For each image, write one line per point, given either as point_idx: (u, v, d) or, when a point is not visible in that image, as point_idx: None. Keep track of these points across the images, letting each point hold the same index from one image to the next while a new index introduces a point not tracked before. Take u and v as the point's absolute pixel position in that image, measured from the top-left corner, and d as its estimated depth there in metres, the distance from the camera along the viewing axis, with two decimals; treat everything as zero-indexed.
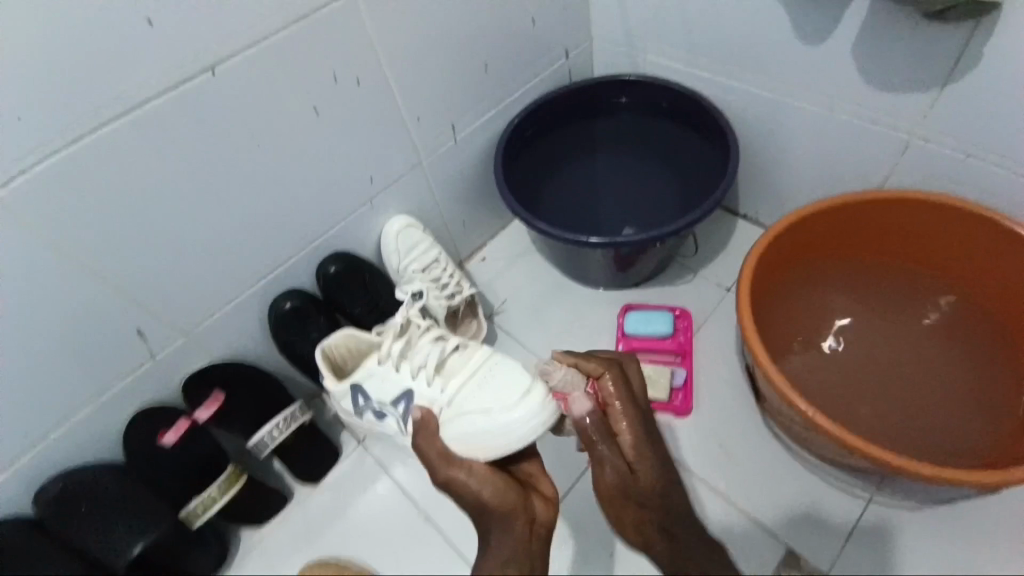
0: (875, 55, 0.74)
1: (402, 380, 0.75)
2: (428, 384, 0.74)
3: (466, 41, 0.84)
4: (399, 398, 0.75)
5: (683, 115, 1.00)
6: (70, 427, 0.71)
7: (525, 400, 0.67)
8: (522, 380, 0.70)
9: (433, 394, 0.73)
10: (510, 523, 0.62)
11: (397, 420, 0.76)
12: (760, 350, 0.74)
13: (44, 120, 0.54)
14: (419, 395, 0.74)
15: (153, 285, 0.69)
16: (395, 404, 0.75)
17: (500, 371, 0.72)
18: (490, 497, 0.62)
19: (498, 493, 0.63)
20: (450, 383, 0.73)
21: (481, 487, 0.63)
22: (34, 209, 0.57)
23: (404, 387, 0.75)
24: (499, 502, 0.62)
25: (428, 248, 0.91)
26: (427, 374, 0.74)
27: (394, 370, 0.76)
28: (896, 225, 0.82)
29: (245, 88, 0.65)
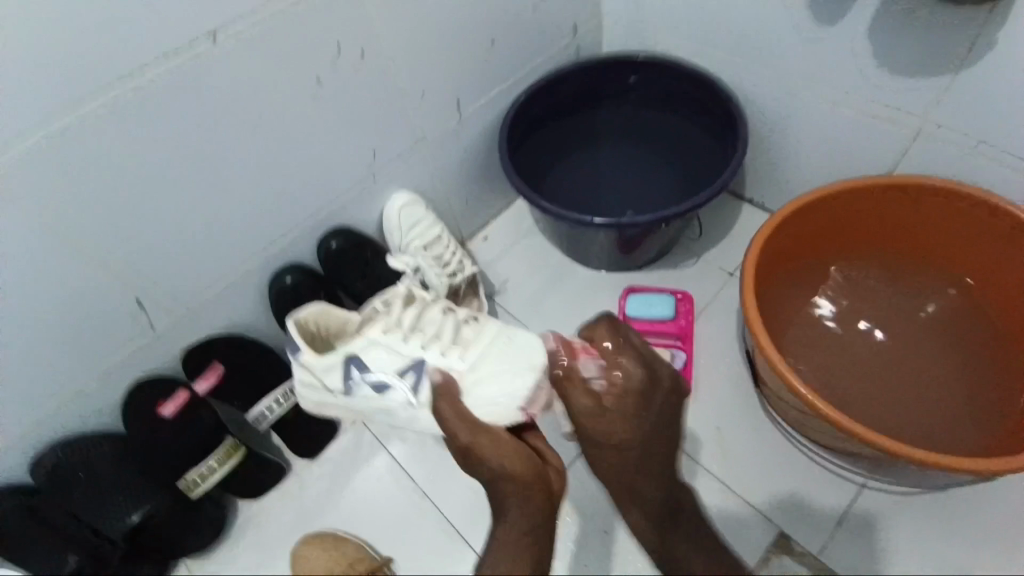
0: (898, 38, 0.72)
1: (412, 350, 0.74)
2: (442, 353, 0.74)
3: (473, 13, 0.82)
4: (408, 369, 0.73)
5: (691, 94, 0.98)
6: (67, 395, 0.71)
7: None
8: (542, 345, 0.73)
9: (450, 362, 0.73)
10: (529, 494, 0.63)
11: (404, 390, 0.73)
12: (763, 333, 0.74)
13: (39, 81, 0.53)
14: (431, 363, 0.73)
15: (153, 254, 0.69)
16: (403, 374, 0.73)
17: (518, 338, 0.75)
18: (513, 466, 0.64)
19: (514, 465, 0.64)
20: (468, 352, 0.73)
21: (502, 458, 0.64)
22: (31, 173, 0.56)
23: (414, 356, 0.74)
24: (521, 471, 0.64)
25: (428, 224, 0.90)
26: (441, 344, 0.74)
27: (401, 340, 0.74)
28: (906, 212, 0.82)
29: (250, 55, 0.64)
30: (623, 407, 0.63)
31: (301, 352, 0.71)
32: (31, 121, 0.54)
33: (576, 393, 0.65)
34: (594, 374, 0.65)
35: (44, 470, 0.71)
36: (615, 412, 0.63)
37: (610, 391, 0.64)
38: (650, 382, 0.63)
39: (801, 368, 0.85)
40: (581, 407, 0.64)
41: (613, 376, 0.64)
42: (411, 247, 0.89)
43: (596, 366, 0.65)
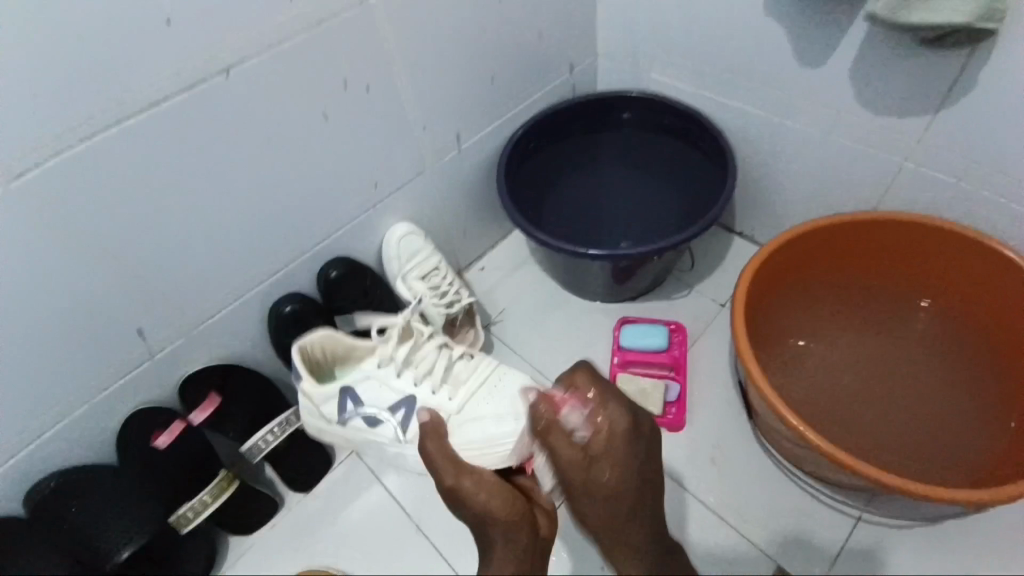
0: (879, 82, 0.76)
1: (405, 387, 0.77)
2: (433, 392, 0.76)
3: (474, 52, 0.85)
4: (400, 404, 0.76)
5: (683, 130, 1.01)
6: (63, 425, 0.70)
7: None
8: (533, 394, 0.75)
9: (440, 402, 0.76)
10: (513, 534, 0.67)
11: (394, 426, 0.76)
12: (755, 366, 0.75)
13: (55, 117, 0.54)
14: (422, 402, 0.76)
15: (157, 283, 0.69)
16: (394, 410, 0.76)
17: (512, 384, 0.76)
18: (497, 508, 0.67)
19: (498, 505, 0.67)
20: (459, 394, 0.76)
21: (487, 500, 0.67)
22: (42, 205, 0.57)
23: (406, 392, 0.77)
24: (505, 512, 0.67)
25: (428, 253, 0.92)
26: (434, 381, 0.76)
27: (394, 375, 0.77)
28: (890, 248, 0.84)
29: (259, 90, 0.66)
30: (611, 452, 0.63)
31: (302, 381, 0.75)
32: (41, 150, 0.55)
33: (558, 441, 0.63)
34: (578, 425, 0.63)
35: (35, 499, 0.71)
36: (604, 456, 0.63)
37: (591, 443, 0.63)
38: (626, 432, 0.63)
39: (794, 400, 0.86)
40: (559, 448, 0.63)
41: (601, 425, 0.62)
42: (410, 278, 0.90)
43: (579, 416, 0.63)
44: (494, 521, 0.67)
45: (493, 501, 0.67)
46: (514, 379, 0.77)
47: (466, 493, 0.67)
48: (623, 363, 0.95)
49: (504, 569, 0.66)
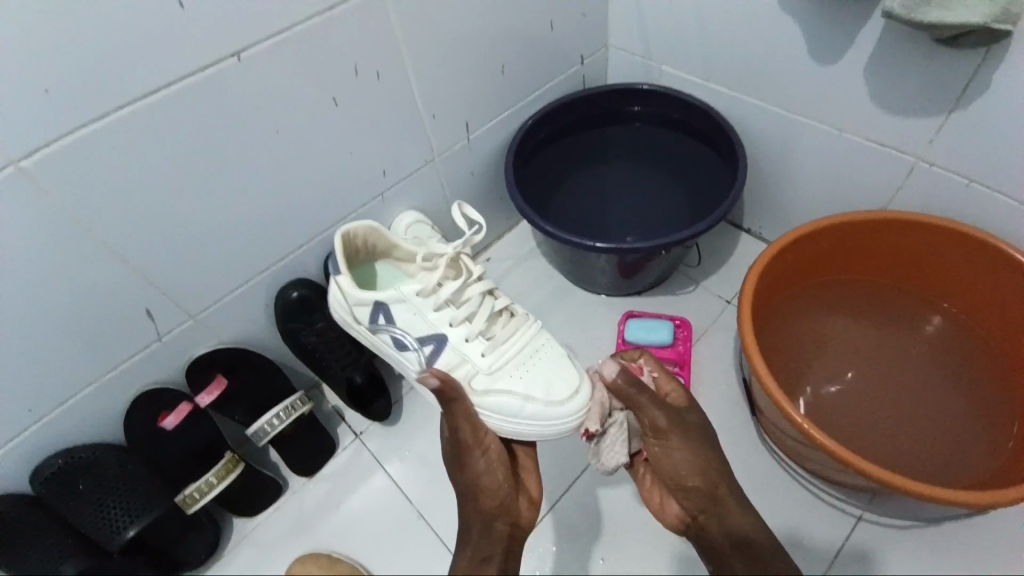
0: (893, 81, 0.75)
1: (440, 323, 0.77)
2: (466, 340, 0.76)
3: (485, 42, 0.85)
4: (429, 339, 0.76)
5: (694, 125, 1.00)
6: (73, 404, 0.71)
7: (572, 401, 0.73)
8: (568, 381, 0.74)
9: (471, 352, 0.76)
10: (491, 523, 0.68)
11: (420, 357, 0.77)
12: (760, 361, 0.75)
13: (69, 99, 0.54)
14: (452, 345, 0.76)
15: (167, 266, 0.70)
16: (423, 343, 0.77)
17: (552, 352, 0.77)
18: (485, 483, 0.69)
19: (495, 489, 0.69)
20: (494, 352, 0.75)
21: (495, 479, 0.69)
22: (56, 186, 0.57)
23: (439, 329, 0.76)
24: (504, 494, 0.69)
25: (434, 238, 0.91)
26: (470, 329, 0.76)
27: (432, 308, 0.77)
28: (898, 247, 0.84)
29: (271, 75, 0.66)
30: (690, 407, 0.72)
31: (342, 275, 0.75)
32: (53, 129, 0.55)
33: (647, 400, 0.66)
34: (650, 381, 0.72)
35: (44, 475, 0.71)
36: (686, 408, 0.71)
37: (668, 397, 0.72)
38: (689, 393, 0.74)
39: (800, 398, 0.86)
40: (649, 399, 0.66)
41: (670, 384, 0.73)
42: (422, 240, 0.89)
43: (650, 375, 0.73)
44: (478, 498, 0.69)
45: (492, 480, 0.69)
46: (556, 347, 0.78)
47: (473, 466, 0.69)
48: None
49: (479, 555, 0.67)
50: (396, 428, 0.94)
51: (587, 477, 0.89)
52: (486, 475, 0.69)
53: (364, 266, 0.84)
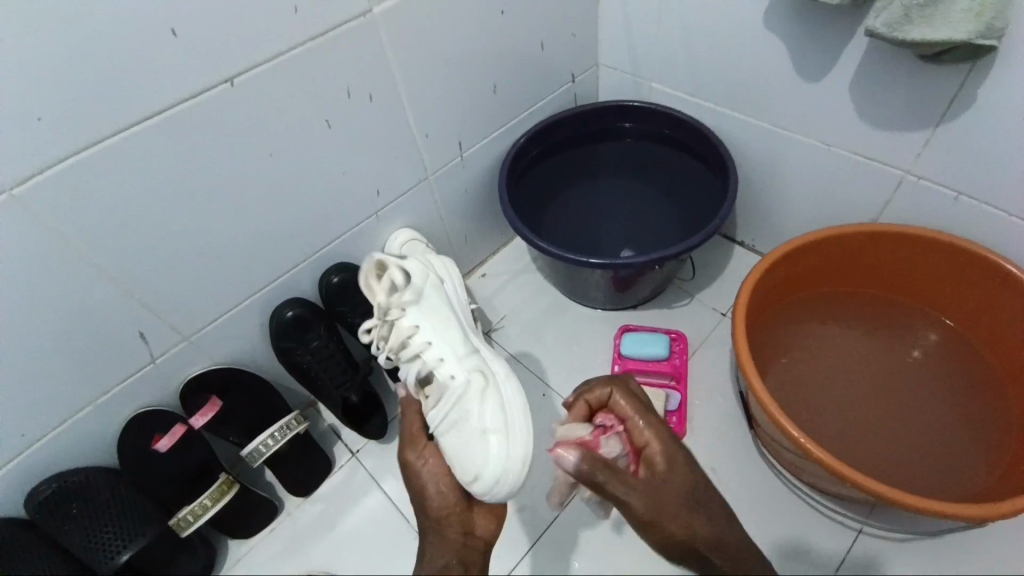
0: (877, 97, 0.76)
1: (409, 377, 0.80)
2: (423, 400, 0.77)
3: (476, 63, 0.86)
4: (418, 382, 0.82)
5: (685, 139, 1.02)
6: (65, 427, 0.71)
7: (475, 485, 0.64)
8: (473, 461, 0.65)
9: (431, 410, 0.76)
10: (443, 529, 0.63)
11: None
12: (755, 375, 0.75)
13: (64, 126, 0.55)
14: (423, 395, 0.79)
15: (161, 288, 0.70)
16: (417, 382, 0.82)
17: (466, 428, 0.68)
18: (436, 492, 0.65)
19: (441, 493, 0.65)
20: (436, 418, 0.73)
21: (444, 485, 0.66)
22: (51, 210, 0.58)
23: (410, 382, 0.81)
24: (453, 499, 0.66)
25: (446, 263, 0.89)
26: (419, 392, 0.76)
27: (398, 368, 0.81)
28: (889, 259, 0.85)
29: (265, 99, 0.67)
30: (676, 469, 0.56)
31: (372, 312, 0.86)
32: (49, 155, 0.55)
33: (617, 486, 0.53)
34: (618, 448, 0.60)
35: (37, 500, 0.70)
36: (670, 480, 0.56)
37: (644, 468, 0.58)
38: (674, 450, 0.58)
39: (796, 411, 0.86)
40: (620, 488, 0.53)
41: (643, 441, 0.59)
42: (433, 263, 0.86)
43: (618, 438, 0.60)
44: (427, 508, 0.65)
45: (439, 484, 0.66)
46: (469, 421, 0.68)
47: (414, 463, 0.67)
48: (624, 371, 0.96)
49: (436, 565, 0.60)
50: (391, 446, 0.94)
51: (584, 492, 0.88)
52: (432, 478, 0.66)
53: None
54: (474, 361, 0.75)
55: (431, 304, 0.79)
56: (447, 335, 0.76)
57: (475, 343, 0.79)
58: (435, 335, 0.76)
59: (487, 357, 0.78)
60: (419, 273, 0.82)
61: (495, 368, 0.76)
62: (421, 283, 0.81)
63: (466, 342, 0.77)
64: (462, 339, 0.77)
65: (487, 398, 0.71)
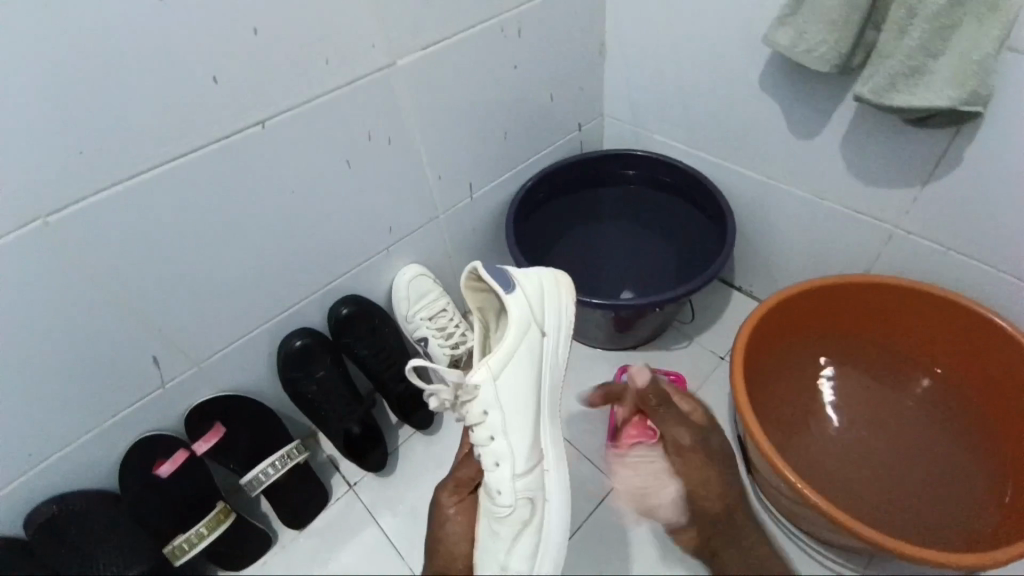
0: (867, 155, 0.81)
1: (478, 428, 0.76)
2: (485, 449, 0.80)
3: (489, 111, 0.91)
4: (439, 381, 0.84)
5: (684, 188, 1.06)
6: (71, 450, 0.71)
7: None
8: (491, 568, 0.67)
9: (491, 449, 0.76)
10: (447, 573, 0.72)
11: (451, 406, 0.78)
12: (750, 417, 0.76)
13: (104, 159, 0.59)
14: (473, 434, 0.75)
15: (177, 314, 0.72)
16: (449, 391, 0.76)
17: (490, 548, 0.68)
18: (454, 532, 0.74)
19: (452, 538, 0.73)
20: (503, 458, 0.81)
21: (460, 548, 0.72)
22: (83, 238, 0.61)
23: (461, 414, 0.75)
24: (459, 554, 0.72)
25: (560, 318, 0.76)
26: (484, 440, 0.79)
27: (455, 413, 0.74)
28: (882, 310, 0.87)
29: (291, 140, 0.70)
30: None
31: (403, 309, 0.94)
32: (86, 187, 0.59)
33: None
34: None
35: (39, 521, 0.71)
36: None
37: None
38: None
39: (793, 458, 0.86)
40: None
41: None
42: (546, 313, 0.74)
43: None
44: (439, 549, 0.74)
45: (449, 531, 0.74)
46: (500, 537, 0.68)
47: (444, 515, 0.75)
48: None
49: None
50: (390, 479, 0.94)
51: (583, 535, 0.88)
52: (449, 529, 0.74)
53: (488, 298, 0.74)
54: (530, 482, 0.70)
55: (512, 382, 0.70)
56: (512, 432, 0.70)
57: (547, 441, 0.73)
58: (503, 423, 0.70)
59: (545, 478, 0.71)
60: (516, 328, 0.70)
61: (548, 492, 0.71)
62: (512, 345, 0.70)
63: (533, 451, 0.71)
64: (529, 442, 0.71)
65: (520, 536, 0.68)
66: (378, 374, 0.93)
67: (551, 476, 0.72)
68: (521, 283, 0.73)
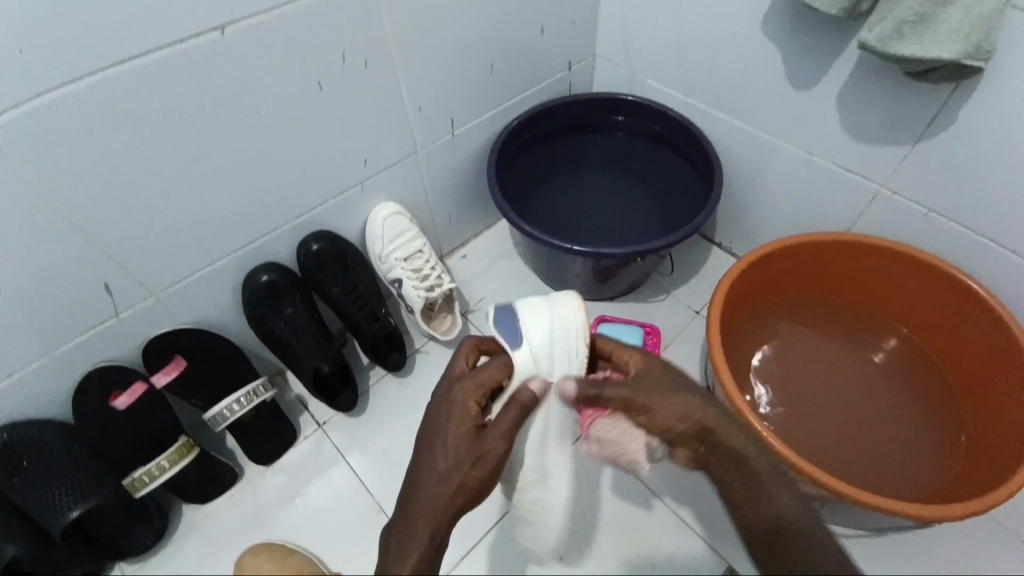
0: (862, 110, 0.79)
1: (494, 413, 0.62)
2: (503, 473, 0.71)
3: (475, 40, 0.85)
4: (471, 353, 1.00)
5: (675, 138, 1.03)
6: (19, 378, 0.67)
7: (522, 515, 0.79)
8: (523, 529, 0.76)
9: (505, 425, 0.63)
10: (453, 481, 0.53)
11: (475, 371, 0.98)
12: (724, 369, 0.77)
13: (42, 59, 0.52)
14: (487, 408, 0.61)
15: (133, 239, 0.67)
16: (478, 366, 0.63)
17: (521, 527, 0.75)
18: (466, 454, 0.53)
19: (465, 467, 0.53)
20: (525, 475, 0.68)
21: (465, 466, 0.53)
22: (20, 148, 0.55)
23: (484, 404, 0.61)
24: (464, 472, 0.53)
25: (574, 365, 0.59)
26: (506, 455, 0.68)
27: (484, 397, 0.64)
28: (860, 270, 0.88)
29: (256, 54, 0.64)
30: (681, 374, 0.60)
31: (377, 249, 0.91)
32: (20, 90, 0.52)
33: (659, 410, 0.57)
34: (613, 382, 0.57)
35: None
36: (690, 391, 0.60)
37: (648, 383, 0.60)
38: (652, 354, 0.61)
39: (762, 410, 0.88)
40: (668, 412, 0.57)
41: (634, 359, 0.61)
42: (557, 360, 0.58)
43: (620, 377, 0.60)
44: (447, 454, 0.54)
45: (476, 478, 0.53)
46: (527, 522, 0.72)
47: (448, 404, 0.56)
48: None
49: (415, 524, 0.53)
50: (360, 420, 0.93)
51: None
52: (461, 462, 0.53)
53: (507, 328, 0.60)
54: (533, 496, 0.67)
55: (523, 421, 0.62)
56: (513, 468, 0.65)
57: (552, 463, 0.66)
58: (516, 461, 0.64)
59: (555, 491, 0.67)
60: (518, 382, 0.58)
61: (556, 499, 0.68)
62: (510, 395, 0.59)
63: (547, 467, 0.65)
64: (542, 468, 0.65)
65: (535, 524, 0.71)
66: (349, 316, 0.90)
67: (552, 490, 0.67)
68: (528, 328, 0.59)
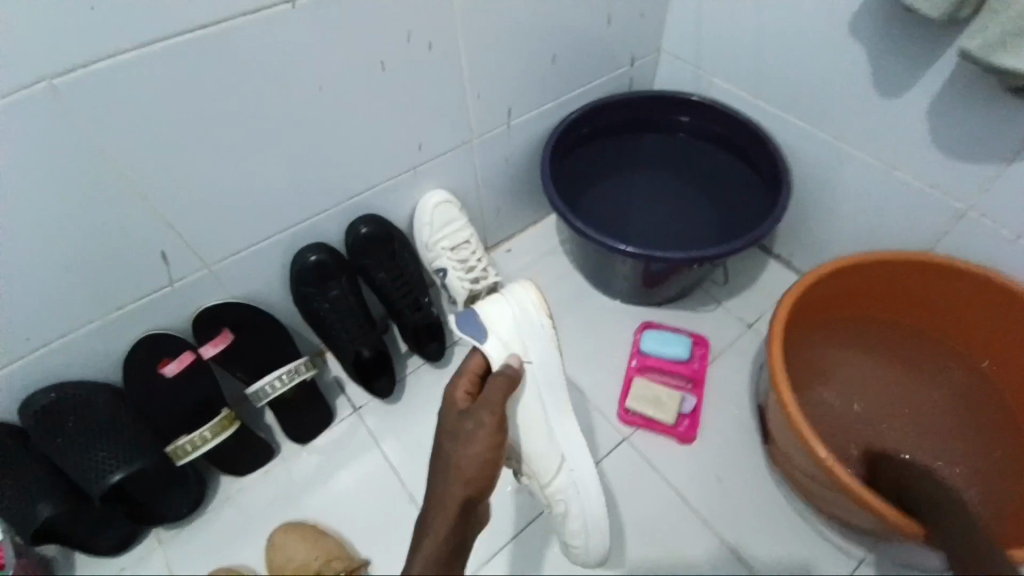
0: (954, 120, 0.73)
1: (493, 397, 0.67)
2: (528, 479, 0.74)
3: (540, 28, 0.82)
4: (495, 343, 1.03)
5: (739, 141, 0.98)
6: (76, 337, 0.69)
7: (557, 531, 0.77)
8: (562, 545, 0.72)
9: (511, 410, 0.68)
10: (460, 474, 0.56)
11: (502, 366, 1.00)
12: (784, 388, 0.73)
13: (115, 23, 0.52)
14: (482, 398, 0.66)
15: (190, 209, 0.68)
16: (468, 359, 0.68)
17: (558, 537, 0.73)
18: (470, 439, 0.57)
19: (461, 447, 0.56)
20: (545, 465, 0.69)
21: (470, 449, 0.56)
22: (91, 109, 0.55)
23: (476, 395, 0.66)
24: (475, 457, 0.56)
25: (541, 339, 0.70)
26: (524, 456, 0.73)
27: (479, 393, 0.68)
28: (938, 294, 0.81)
29: (321, 30, 0.63)
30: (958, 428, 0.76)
31: (424, 237, 0.90)
32: (94, 52, 0.53)
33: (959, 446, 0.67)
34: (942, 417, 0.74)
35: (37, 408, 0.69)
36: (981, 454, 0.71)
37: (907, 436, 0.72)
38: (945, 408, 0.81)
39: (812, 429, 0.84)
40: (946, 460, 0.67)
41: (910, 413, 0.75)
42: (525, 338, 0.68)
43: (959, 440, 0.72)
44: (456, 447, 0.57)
45: (474, 454, 0.56)
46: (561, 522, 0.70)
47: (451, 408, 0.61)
48: (641, 367, 0.95)
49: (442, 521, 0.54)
50: (395, 408, 0.92)
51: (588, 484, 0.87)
52: (456, 444, 0.57)
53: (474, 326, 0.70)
54: (560, 481, 0.68)
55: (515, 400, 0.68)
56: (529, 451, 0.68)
57: (563, 439, 0.70)
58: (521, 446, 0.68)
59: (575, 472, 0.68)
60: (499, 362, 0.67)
61: (580, 484, 0.68)
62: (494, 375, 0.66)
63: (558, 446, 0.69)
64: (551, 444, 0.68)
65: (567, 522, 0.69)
66: (393, 301, 0.89)
67: (576, 471, 0.69)
68: (490, 317, 0.69)
